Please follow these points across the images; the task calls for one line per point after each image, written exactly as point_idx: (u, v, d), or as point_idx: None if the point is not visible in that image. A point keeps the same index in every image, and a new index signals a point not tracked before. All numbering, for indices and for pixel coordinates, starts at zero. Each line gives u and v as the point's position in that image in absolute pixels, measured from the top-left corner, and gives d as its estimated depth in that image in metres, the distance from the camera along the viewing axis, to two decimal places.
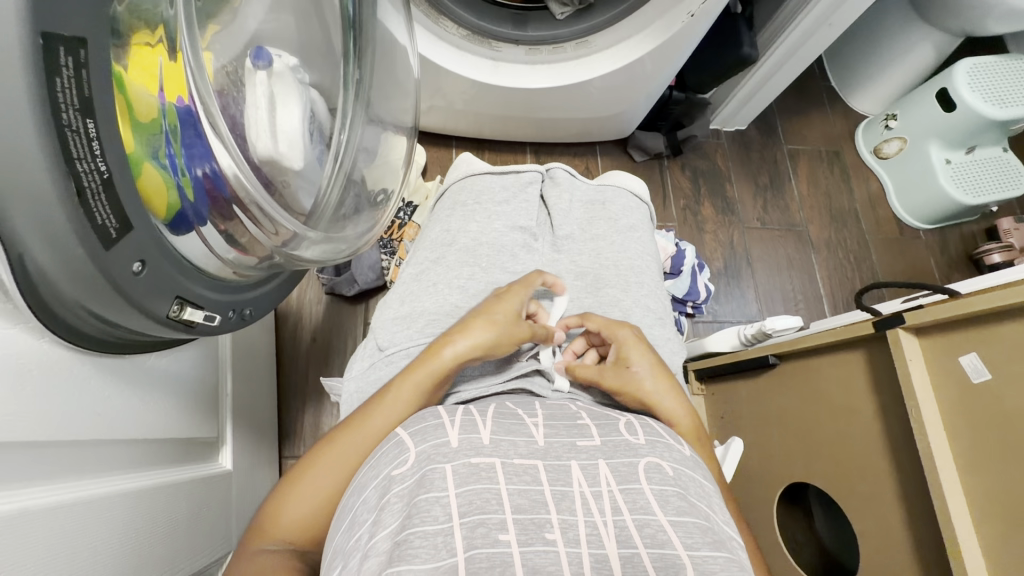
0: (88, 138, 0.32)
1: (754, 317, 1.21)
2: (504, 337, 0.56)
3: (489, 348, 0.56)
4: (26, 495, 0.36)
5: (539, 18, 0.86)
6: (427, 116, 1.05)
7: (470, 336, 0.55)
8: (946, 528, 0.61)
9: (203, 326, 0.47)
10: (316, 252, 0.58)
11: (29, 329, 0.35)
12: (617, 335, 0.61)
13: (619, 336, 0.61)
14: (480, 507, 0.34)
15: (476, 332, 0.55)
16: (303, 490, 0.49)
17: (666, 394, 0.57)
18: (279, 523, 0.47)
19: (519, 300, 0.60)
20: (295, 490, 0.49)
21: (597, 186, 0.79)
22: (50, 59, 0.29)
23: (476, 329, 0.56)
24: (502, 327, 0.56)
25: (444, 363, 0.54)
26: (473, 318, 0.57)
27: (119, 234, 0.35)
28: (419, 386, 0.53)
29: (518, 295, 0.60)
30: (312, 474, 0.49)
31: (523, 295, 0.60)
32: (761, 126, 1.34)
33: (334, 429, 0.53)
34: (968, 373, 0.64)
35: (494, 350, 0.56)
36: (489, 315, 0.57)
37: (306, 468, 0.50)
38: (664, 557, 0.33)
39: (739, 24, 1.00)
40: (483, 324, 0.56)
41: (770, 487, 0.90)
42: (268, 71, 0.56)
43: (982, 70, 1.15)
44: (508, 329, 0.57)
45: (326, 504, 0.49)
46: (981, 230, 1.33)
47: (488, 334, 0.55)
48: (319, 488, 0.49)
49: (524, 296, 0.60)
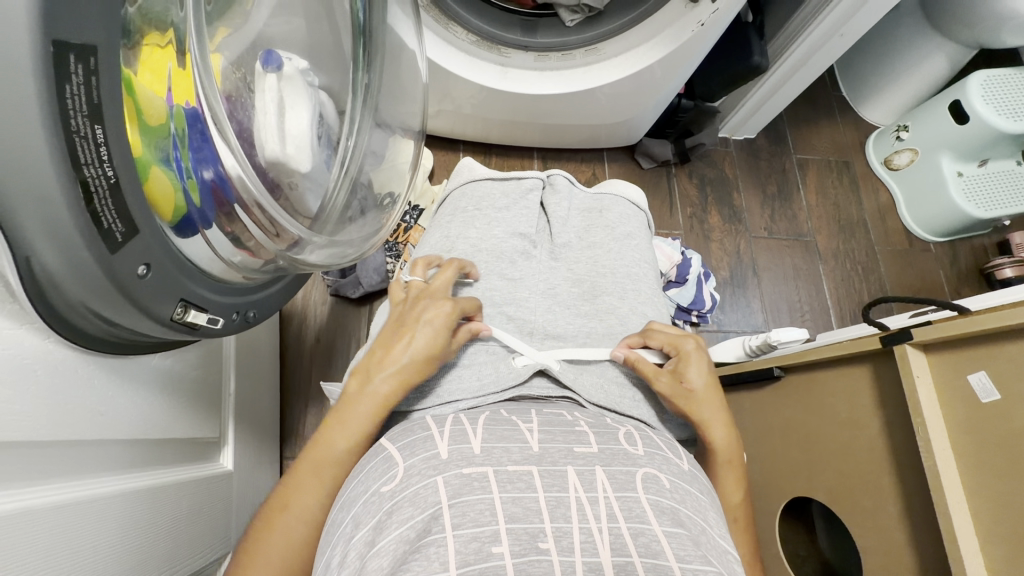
0: (97, 144, 0.32)
1: (759, 327, 1.20)
2: (419, 360, 0.52)
3: (412, 379, 0.52)
4: (29, 494, 0.36)
5: (548, 25, 0.86)
6: (436, 120, 1.06)
7: (393, 370, 0.51)
8: (951, 547, 0.60)
9: (207, 328, 0.47)
10: (321, 256, 0.60)
11: (35, 329, 0.36)
12: (681, 347, 0.62)
13: (684, 348, 0.62)
14: (474, 519, 0.34)
15: (396, 362, 0.52)
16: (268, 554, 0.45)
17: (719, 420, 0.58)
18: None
19: (439, 317, 0.55)
20: (262, 544, 0.45)
21: (595, 194, 0.79)
22: (60, 66, 0.29)
23: (400, 357, 0.52)
24: (421, 353, 0.52)
25: (370, 403, 0.50)
26: (394, 343, 0.53)
27: (125, 238, 0.35)
28: (363, 424, 0.49)
29: (439, 312, 0.55)
30: (288, 516, 0.46)
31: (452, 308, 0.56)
32: (769, 135, 1.33)
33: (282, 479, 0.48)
34: (976, 392, 0.63)
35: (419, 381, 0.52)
36: (406, 338, 0.53)
37: (271, 523, 0.46)
38: (657, 568, 0.32)
39: (750, 33, 1.00)
40: (400, 350, 0.52)
41: (771, 500, 0.89)
42: (277, 75, 0.57)
43: (996, 83, 1.14)
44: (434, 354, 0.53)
45: (298, 554, 0.46)
46: (992, 244, 1.32)
47: (411, 361, 0.52)
48: (293, 537, 0.46)
49: (442, 311, 0.55)
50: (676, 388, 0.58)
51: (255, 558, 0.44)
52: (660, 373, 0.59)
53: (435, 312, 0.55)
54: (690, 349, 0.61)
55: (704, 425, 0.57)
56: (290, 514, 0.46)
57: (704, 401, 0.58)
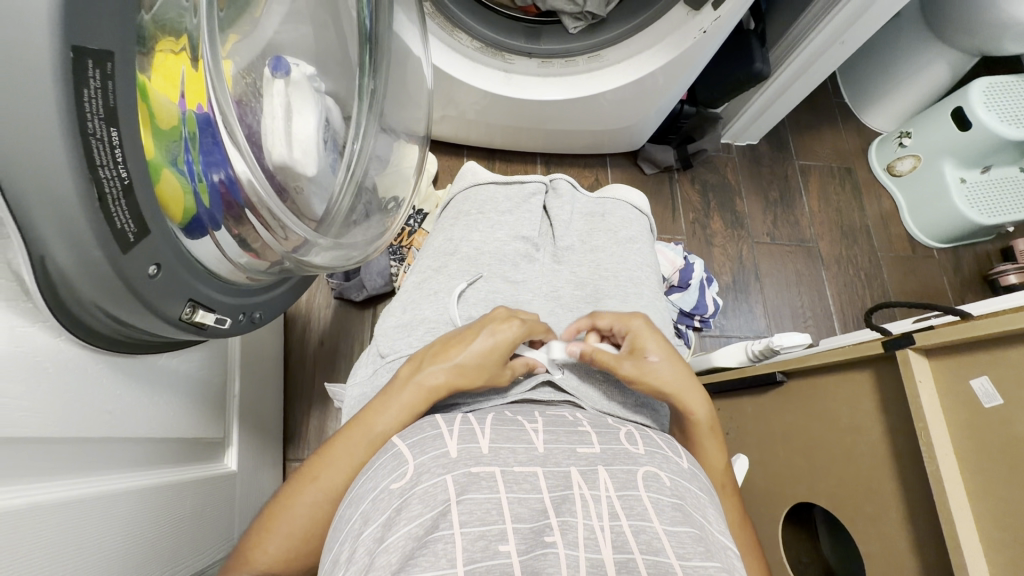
0: (112, 146, 0.33)
1: (762, 333, 1.20)
2: (476, 367, 0.53)
3: (463, 383, 0.53)
4: (37, 489, 0.36)
5: (551, 32, 0.87)
6: (440, 125, 1.07)
7: (446, 366, 0.52)
8: (954, 551, 0.60)
9: (214, 328, 0.48)
10: (325, 258, 0.61)
11: (46, 327, 0.37)
12: (630, 326, 0.59)
13: (633, 327, 0.59)
14: (482, 517, 0.34)
15: (450, 360, 0.53)
16: (287, 526, 0.47)
17: (688, 386, 0.57)
18: (263, 556, 0.46)
19: (509, 333, 0.55)
20: (288, 509, 0.47)
21: (597, 199, 0.80)
22: (78, 72, 0.30)
23: (457, 358, 0.53)
24: (486, 362, 0.53)
25: (416, 392, 0.51)
26: (452, 346, 0.54)
27: (137, 239, 0.36)
28: (404, 413, 0.50)
29: (510, 328, 0.56)
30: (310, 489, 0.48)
31: (524, 328, 0.57)
32: (771, 142, 1.34)
33: (305, 461, 0.50)
34: (978, 397, 0.63)
35: (465, 388, 0.53)
36: (468, 343, 0.54)
37: (295, 492, 0.48)
38: (658, 565, 0.33)
39: (751, 40, 1.01)
40: (457, 351, 0.53)
41: (773, 504, 0.89)
42: (285, 80, 0.57)
43: (997, 90, 1.14)
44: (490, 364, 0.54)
45: (312, 529, 0.47)
46: (996, 250, 1.32)
47: (466, 365, 0.53)
48: (313, 510, 0.47)
49: (511, 328, 0.56)
50: (644, 369, 0.56)
51: (278, 522, 0.47)
52: (620, 360, 0.56)
53: (502, 326, 0.56)
54: (640, 326, 0.59)
55: (679, 398, 0.56)
56: (316, 486, 0.48)
57: (674, 375, 0.57)
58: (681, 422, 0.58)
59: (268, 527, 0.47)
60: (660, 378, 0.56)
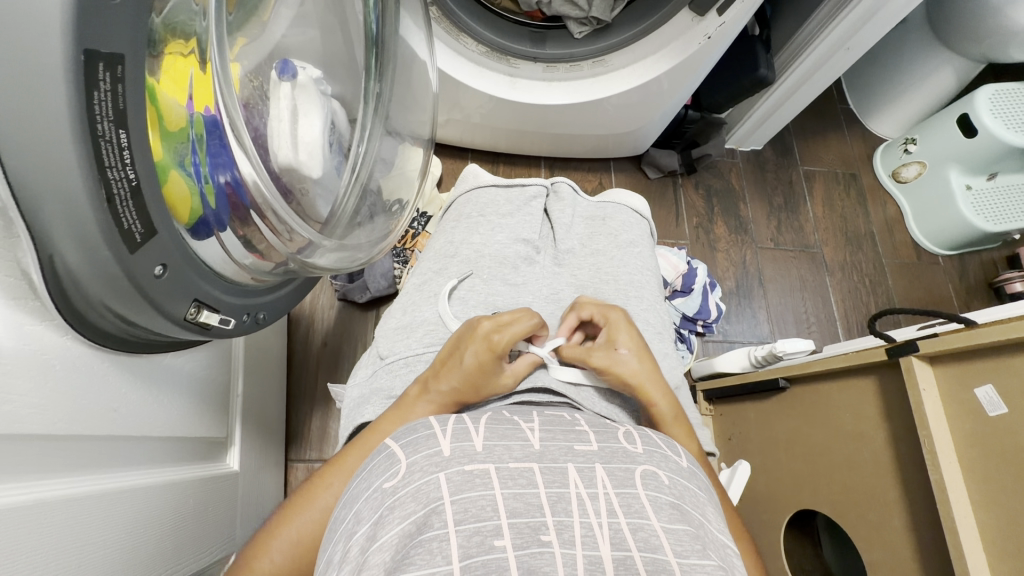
0: (121, 148, 0.33)
1: (765, 338, 1.20)
2: (465, 390, 0.53)
3: (458, 399, 0.53)
4: (41, 487, 0.37)
5: (556, 37, 0.88)
6: (445, 129, 1.07)
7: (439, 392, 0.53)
8: (957, 559, 0.59)
9: (218, 328, 0.48)
10: (331, 260, 0.61)
11: (53, 325, 0.37)
12: (609, 318, 0.61)
13: (611, 319, 0.61)
14: (476, 514, 0.34)
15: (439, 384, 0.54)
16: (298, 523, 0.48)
17: (652, 377, 0.57)
18: (266, 564, 0.46)
19: (478, 342, 0.54)
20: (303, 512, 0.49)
21: (598, 203, 0.80)
22: (90, 75, 0.31)
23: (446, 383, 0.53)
24: (467, 379, 0.53)
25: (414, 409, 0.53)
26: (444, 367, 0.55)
27: (144, 239, 0.36)
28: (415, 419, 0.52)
29: (476, 333, 0.55)
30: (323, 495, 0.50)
31: (491, 326, 0.55)
32: (776, 147, 1.34)
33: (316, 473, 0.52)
34: (983, 406, 0.63)
35: (470, 400, 0.54)
36: (453, 366, 0.54)
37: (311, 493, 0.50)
38: (656, 562, 0.33)
39: (757, 45, 1.01)
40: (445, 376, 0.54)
41: (776, 512, 0.88)
42: (292, 83, 0.58)
43: (1003, 97, 1.14)
44: (485, 382, 0.54)
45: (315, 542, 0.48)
46: (1001, 257, 1.31)
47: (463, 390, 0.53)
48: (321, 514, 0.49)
49: (484, 330, 0.55)
50: (613, 359, 0.57)
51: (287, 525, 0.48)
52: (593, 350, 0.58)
53: (473, 341, 0.54)
54: (618, 319, 0.61)
55: (643, 389, 0.56)
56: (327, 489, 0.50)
57: (640, 367, 0.57)
58: (647, 415, 0.58)
59: (279, 524, 0.48)
60: (628, 369, 0.56)
